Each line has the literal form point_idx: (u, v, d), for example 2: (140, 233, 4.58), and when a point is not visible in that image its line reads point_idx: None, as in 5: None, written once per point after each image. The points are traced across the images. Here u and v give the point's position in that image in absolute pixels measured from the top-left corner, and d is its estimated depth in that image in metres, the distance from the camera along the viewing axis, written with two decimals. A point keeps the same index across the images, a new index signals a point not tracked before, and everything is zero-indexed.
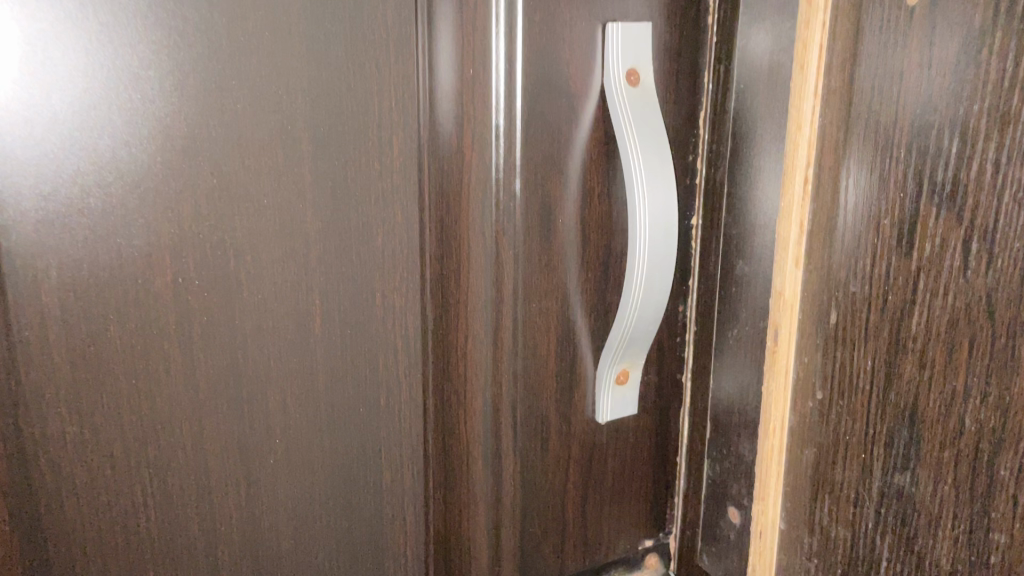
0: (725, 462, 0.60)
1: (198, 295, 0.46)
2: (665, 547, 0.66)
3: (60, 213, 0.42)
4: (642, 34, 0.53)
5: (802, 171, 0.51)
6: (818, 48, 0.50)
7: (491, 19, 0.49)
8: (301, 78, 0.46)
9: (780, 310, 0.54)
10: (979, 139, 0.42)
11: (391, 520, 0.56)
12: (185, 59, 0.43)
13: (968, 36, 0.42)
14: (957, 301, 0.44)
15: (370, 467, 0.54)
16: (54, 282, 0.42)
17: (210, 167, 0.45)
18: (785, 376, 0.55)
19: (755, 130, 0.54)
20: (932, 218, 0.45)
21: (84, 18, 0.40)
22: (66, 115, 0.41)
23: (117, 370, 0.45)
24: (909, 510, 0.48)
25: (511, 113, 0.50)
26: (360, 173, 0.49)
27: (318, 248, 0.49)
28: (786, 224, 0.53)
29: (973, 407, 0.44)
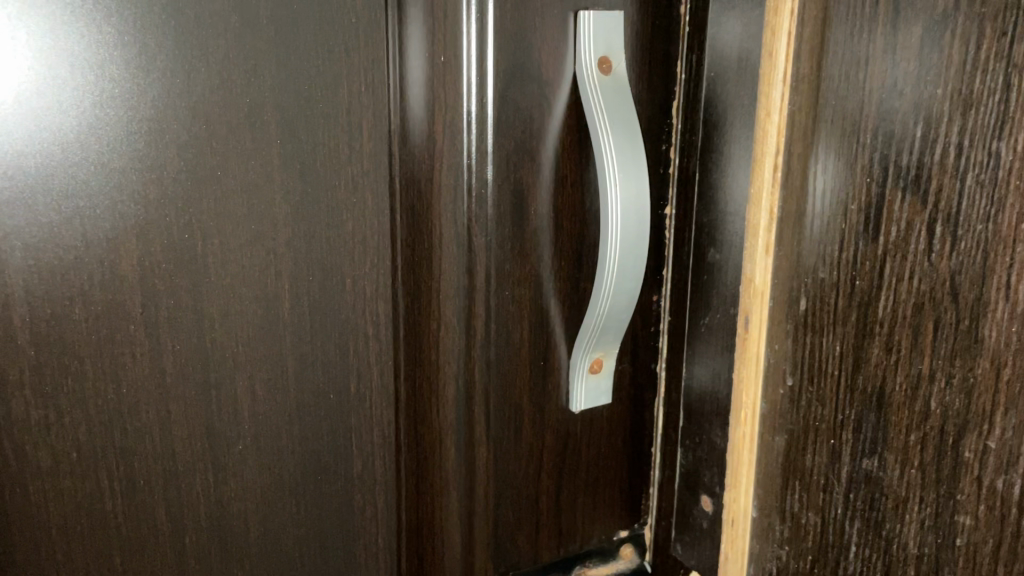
0: (697, 450, 0.60)
1: (166, 278, 0.46)
2: (641, 537, 0.66)
3: (25, 193, 0.42)
4: (613, 23, 0.53)
5: (772, 158, 0.51)
6: (787, 35, 0.49)
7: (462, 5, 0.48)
8: (269, 61, 0.46)
9: (751, 297, 0.54)
10: (942, 122, 0.42)
11: (362, 507, 0.56)
12: (152, 39, 0.43)
13: (931, 21, 0.43)
14: (922, 284, 0.44)
15: (340, 453, 0.54)
16: (18, 263, 0.42)
17: (177, 148, 0.44)
18: (756, 362, 0.55)
19: (726, 117, 0.54)
20: (897, 202, 0.45)
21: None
22: (32, 95, 0.41)
23: (82, 354, 0.44)
24: (877, 495, 0.48)
25: (482, 100, 0.49)
26: (330, 158, 0.49)
27: (287, 232, 0.49)
28: (756, 211, 0.53)
29: (939, 389, 0.44)
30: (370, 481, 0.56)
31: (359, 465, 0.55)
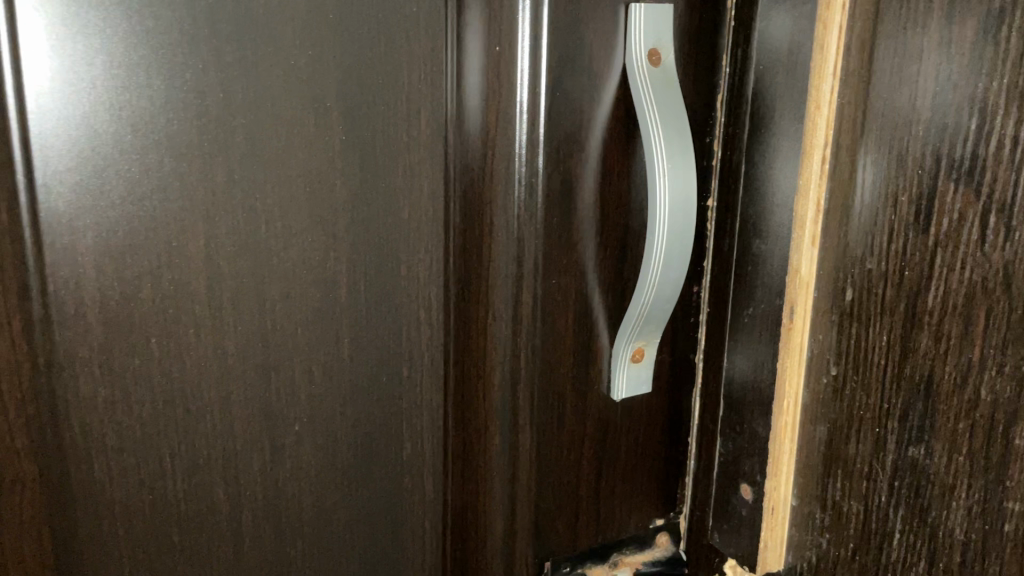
0: (736, 440, 0.61)
1: (230, 260, 0.47)
2: (676, 526, 0.67)
3: (98, 174, 0.42)
4: (663, 16, 0.54)
5: (821, 151, 0.52)
6: (839, 30, 0.50)
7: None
8: (333, 48, 0.47)
9: (797, 287, 0.54)
10: (997, 115, 0.43)
11: (407, 491, 0.57)
12: (222, 25, 0.44)
13: (987, 15, 0.43)
14: (974, 275, 0.45)
15: (389, 438, 0.55)
16: (91, 244, 0.43)
17: (244, 133, 0.45)
18: (800, 353, 0.55)
19: (773, 110, 0.55)
20: (950, 193, 0.46)
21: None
22: (105, 77, 0.42)
23: (150, 333, 0.45)
24: (923, 482, 0.49)
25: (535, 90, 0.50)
26: (387, 145, 0.50)
27: (346, 218, 0.50)
28: (804, 202, 0.53)
29: (989, 377, 0.45)
30: (415, 464, 0.57)
31: (407, 448, 0.56)
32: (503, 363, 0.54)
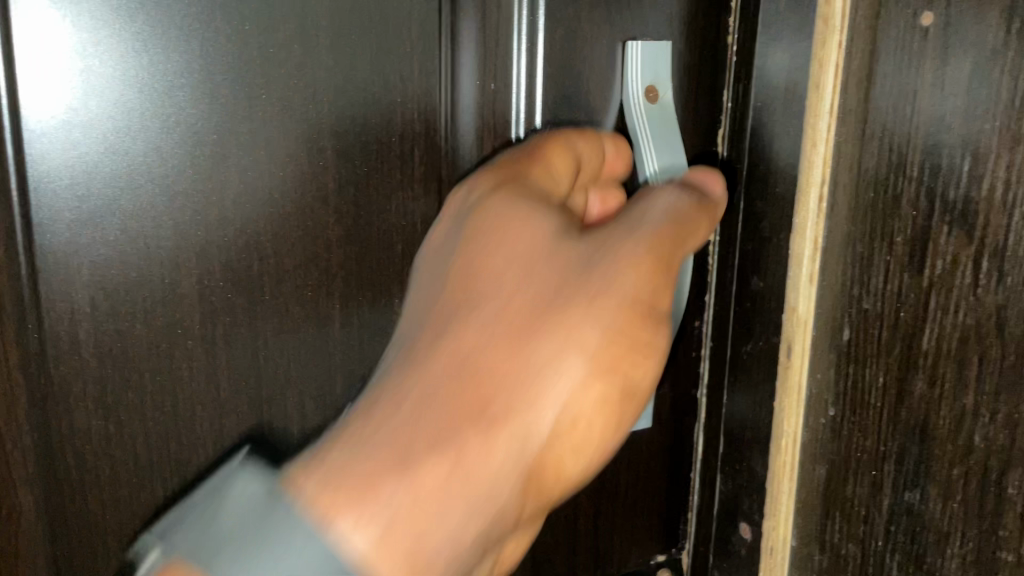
0: (737, 478, 0.60)
1: (224, 296, 0.47)
2: (678, 563, 0.66)
3: (93, 212, 0.44)
4: (660, 52, 0.54)
5: (818, 189, 0.52)
6: (835, 68, 0.50)
7: (514, 35, 0.50)
8: (327, 88, 0.47)
9: (794, 326, 0.54)
10: (989, 157, 0.43)
11: (452, 467, 0.44)
12: (217, 68, 0.45)
13: (981, 56, 0.43)
14: (967, 318, 0.44)
15: (420, 306, 0.49)
16: (86, 280, 0.44)
17: (237, 172, 0.46)
18: (798, 393, 0.55)
19: (772, 148, 0.54)
20: (944, 235, 0.45)
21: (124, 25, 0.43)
22: (101, 119, 0.43)
23: (143, 368, 0.46)
24: (919, 528, 0.48)
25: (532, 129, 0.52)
26: (381, 182, 0.50)
27: (340, 255, 0.50)
28: (801, 241, 0.53)
29: (983, 425, 0.44)
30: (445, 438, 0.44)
31: (456, 328, 0.47)
32: (676, 193, 0.50)
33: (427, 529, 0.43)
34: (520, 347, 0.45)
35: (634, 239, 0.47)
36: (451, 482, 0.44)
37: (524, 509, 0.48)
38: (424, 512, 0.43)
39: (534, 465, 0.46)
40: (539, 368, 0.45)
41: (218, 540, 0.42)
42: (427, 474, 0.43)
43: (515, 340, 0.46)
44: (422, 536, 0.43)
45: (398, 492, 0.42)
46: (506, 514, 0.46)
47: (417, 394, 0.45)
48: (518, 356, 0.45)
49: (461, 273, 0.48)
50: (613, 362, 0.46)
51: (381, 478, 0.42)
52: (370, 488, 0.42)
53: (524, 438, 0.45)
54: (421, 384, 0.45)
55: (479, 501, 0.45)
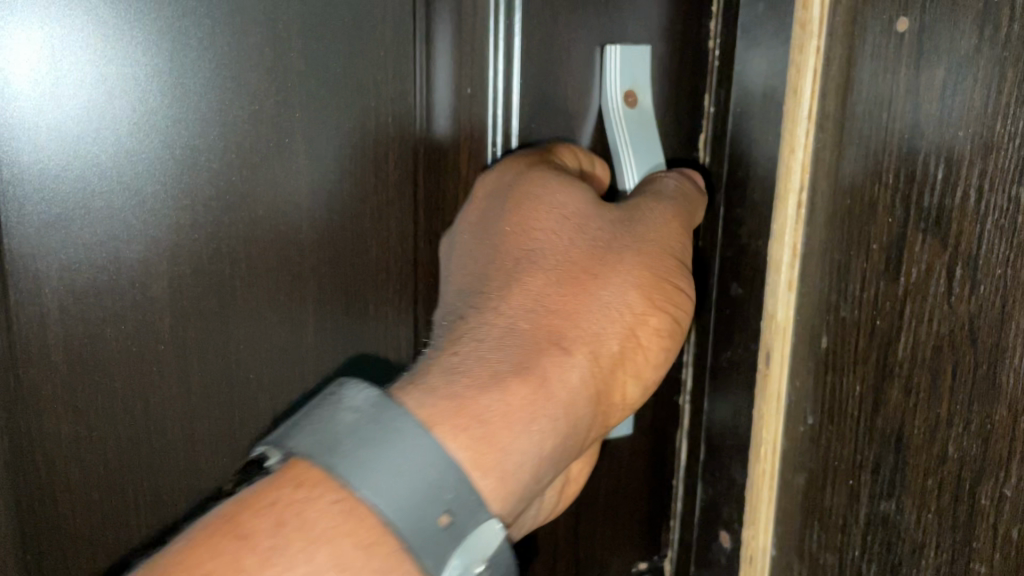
0: (717, 485, 0.60)
1: (195, 300, 0.47)
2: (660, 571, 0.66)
3: (62, 215, 0.44)
4: (640, 56, 0.53)
5: (796, 195, 0.51)
6: (812, 73, 0.50)
7: (490, 40, 0.49)
8: (299, 92, 0.47)
9: (773, 332, 0.53)
10: (963, 165, 0.42)
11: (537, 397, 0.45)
12: (190, 72, 0.45)
13: (954, 63, 0.42)
14: (941, 327, 0.44)
15: (476, 269, 0.50)
16: (54, 283, 0.44)
17: (209, 176, 0.46)
18: (776, 400, 0.54)
19: (750, 154, 0.54)
20: (918, 243, 0.45)
21: (96, 26, 0.43)
22: (73, 121, 0.43)
23: (114, 371, 0.46)
24: (895, 538, 0.47)
25: (507, 132, 0.52)
26: (357, 184, 0.51)
27: (312, 258, 0.50)
28: (779, 247, 0.53)
29: (957, 434, 0.43)
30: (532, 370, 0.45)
31: (529, 268, 0.49)
32: (677, 176, 0.54)
33: (506, 447, 0.44)
34: (584, 292, 0.48)
35: (661, 205, 0.51)
36: (538, 402, 0.45)
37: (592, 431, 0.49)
38: (510, 424, 0.44)
39: (603, 388, 0.48)
40: (606, 304, 0.48)
41: (337, 440, 0.41)
42: (516, 390, 0.44)
43: (585, 280, 0.48)
44: (507, 450, 0.43)
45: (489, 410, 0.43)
46: (578, 433, 0.48)
47: (501, 329, 0.47)
48: (586, 300, 0.48)
49: (518, 219, 0.50)
50: (661, 297, 0.49)
51: (476, 396, 0.44)
52: (467, 416, 0.43)
53: (597, 353, 0.47)
54: (501, 314, 0.47)
55: (558, 428, 0.46)
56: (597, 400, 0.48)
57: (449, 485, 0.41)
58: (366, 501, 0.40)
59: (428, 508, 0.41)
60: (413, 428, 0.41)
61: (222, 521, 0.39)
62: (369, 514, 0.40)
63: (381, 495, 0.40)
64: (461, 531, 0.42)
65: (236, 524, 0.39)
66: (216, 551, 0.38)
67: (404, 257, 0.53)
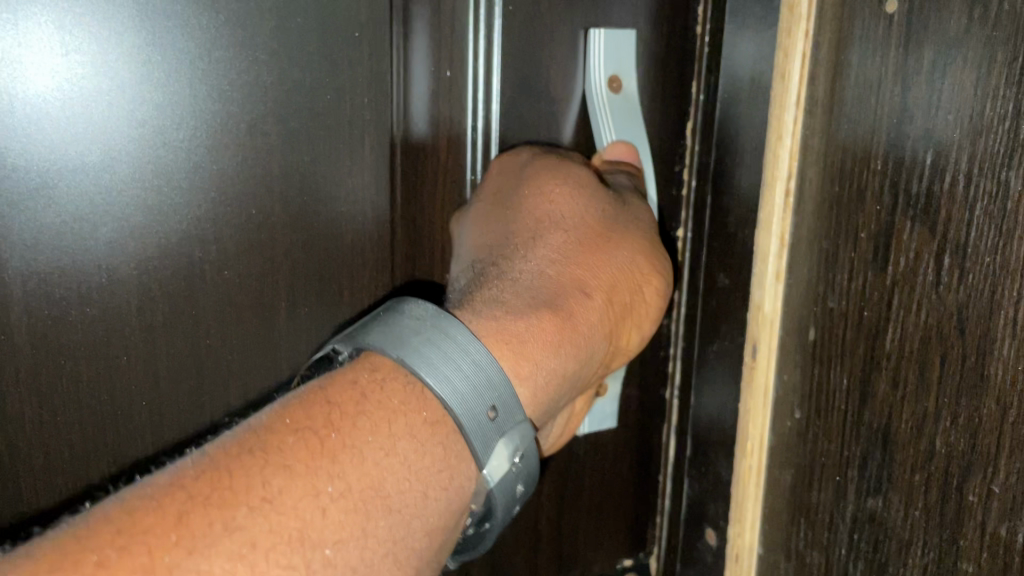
0: (703, 481, 0.58)
1: (162, 283, 0.46)
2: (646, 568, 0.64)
3: (25, 194, 0.42)
4: (625, 41, 0.52)
5: (784, 183, 0.50)
6: (801, 57, 0.48)
7: (469, 26, 0.49)
8: (271, 70, 0.46)
9: (759, 324, 0.52)
10: (952, 149, 0.41)
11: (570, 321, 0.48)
12: (161, 52, 0.44)
13: (943, 44, 0.41)
14: (929, 317, 0.42)
15: (504, 217, 0.51)
16: (17, 265, 0.43)
17: (179, 158, 0.45)
18: (763, 394, 0.53)
19: (737, 141, 0.53)
20: (906, 231, 0.43)
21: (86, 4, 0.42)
22: (38, 99, 0.42)
23: (80, 355, 0.45)
24: (881, 535, 0.46)
25: (487, 120, 0.52)
26: (329, 168, 0.49)
27: (285, 243, 0.49)
28: (767, 236, 0.51)
29: (944, 428, 0.42)
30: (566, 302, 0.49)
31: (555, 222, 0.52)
32: (627, 174, 0.54)
33: (540, 362, 0.46)
34: (599, 251, 0.52)
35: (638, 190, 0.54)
36: (568, 333, 0.48)
37: (602, 365, 0.53)
38: (543, 344, 0.46)
39: (612, 332, 0.52)
40: (618, 264, 0.52)
41: (408, 337, 0.42)
42: (550, 318, 0.47)
43: (597, 242, 0.52)
44: (539, 363, 0.46)
45: (529, 329, 0.46)
46: (590, 364, 0.51)
47: (531, 273, 0.50)
48: (601, 260, 0.52)
49: (537, 188, 0.50)
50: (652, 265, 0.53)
51: (514, 321, 0.46)
52: (508, 334, 0.45)
53: (610, 295, 0.51)
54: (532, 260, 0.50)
55: (583, 350, 0.49)
56: (609, 336, 0.52)
57: (498, 389, 0.42)
58: (431, 390, 0.41)
59: (480, 404, 0.42)
60: (465, 335, 0.42)
61: (312, 393, 0.39)
62: (434, 402, 0.41)
63: (443, 383, 0.41)
64: (501, 439, 0.43)
65: (324, 399, 0.39)
66: (319, 428, 0.38)
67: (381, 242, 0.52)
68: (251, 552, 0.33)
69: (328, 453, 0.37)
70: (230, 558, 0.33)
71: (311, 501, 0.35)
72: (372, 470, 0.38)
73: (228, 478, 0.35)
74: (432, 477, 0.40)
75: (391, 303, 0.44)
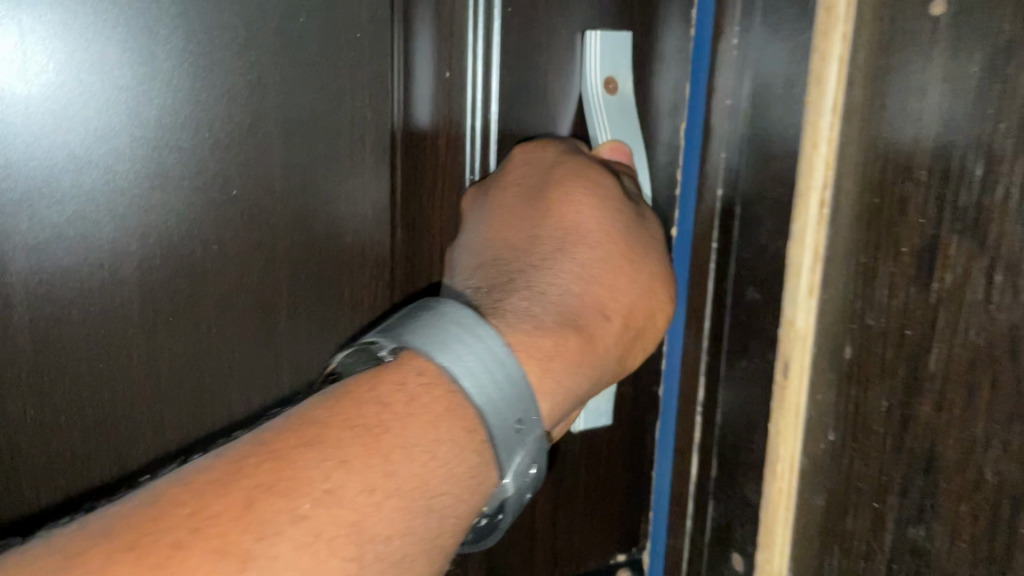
0: (730, 504, 0.56)
1: (162, 283, 0.47)
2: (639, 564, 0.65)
3: (29, 197, 0.43)
4: (620, 43, 0.52)
5: (819, 193, 0.48)
6: (839, 61, 0.46)
7: (468, 25, 0.49)
8: (273, 70, 0.46)
9: (792, 341, 0.50)
10: (1003, 159, 0.38)
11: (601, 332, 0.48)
12: (162, 55, 0.44)
13: (992, 47, 0.38)
14: (978, 338, 0.40)
15: (530, 227, 0.50)
16: (21, 264, 0.43)
17: (180, 160, 0.45)
18: (795, 414, 0.50)
19: (769, 149, 0.51)
20: (953, 246, 0.41)
21: (102, 8, 0.42)
22: (40, 103, 0.42)
23: (81, 354, 0.46)
24: (924, 568, 0.43)
25: (487, 118, 0.51)
26: (330, 167, 0.49)
27: (285, 244, 0.49)
28: (800, 249, 0.49)
29: (995, 457, 0.39)
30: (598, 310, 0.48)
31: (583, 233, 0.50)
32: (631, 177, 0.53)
33: (567, 377, 0.45)
34: (625, 268, 0.50)
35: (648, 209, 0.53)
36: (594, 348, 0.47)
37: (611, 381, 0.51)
38: (575, 359, 0.45)
39: (623, 353, 0.50)
40: (639, 286, 0.50)
41: (452, 339, 0.41)
42: (576, 337, 0.46)
43: (626, 260, 0.50)
44: (567, 379, 0.45)
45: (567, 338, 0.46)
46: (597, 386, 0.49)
47: (566, 277, 0.48)
48: (624, 278, 0.50)
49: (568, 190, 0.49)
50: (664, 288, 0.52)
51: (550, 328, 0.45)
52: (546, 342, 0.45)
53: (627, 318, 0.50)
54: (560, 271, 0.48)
55: (598, 367, 0.48)
56: (620, 359, 0.50)
57: (529, 403, 0.42)
58: (472, 396, 0.41)
59: (511, 412, 0.41)
60: (506, 344, 0.42)
61: (356, 393, 0.39)
62: (465, 406, 0.40)
63: (485, 391, 0.41)
64: (521, 452, 0.42)
65: (372, 396, 0.39)
66: (370, 425, 0.38)
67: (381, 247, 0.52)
68: (315, 541, 0.33)
69: (383, 451, 0.37)
70: (297, 547, 0.33)
71: (368, 496, 0.36)
72: (418, 475, 0.38)
73: (287, 467, 0.35)
74: (468, 482, 0.40)
75: (420, 302, 0.44)
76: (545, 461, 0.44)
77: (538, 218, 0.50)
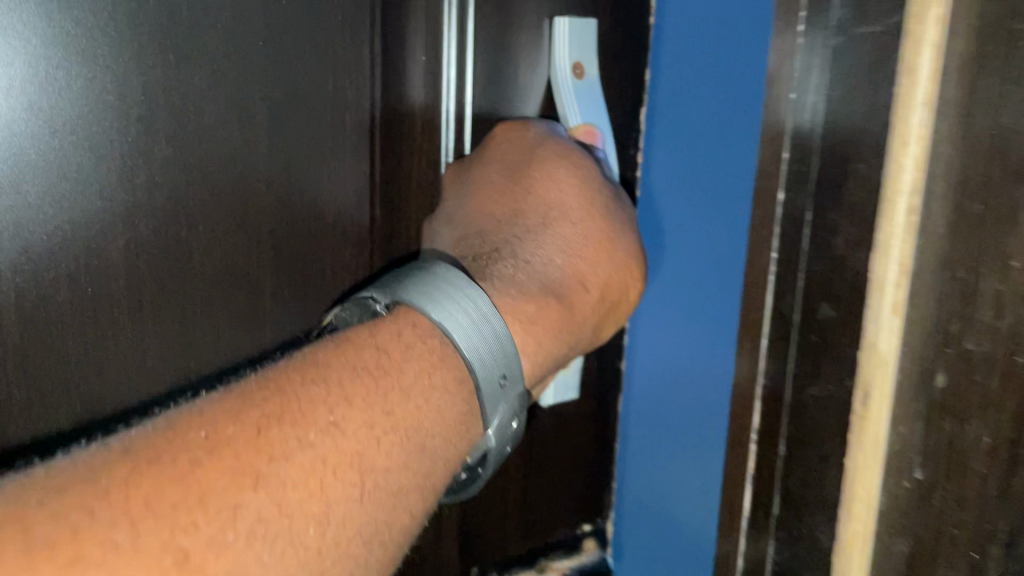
0: (796, 546, 0.50)
1: (150, 263, 0.47)
2: (602, 532, 0.71)
3: (12, 175, 0.42)
4: (587, 30, 0.55)
5: (908, 198, 0.41)
6: (935, 48, 0.39)
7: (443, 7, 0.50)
8: (257, 47, 0.47)
9: (873, 365, 0.43)
10: None
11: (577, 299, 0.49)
12: (144, 30, 0.43)
13: None
14: None
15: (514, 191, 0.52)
16: (8, 244, 0.43)
17: (168, 136, 0.46)
18: (874, 446, 0.44)
19: (852, 150, 0.45)
20: None
21: None
22: (23, 82, 0.41)
23: (68, 334, 0.46)
24: None
25: (460, 99, 0.53)
26: (311, 146, 0.51)
27: (268, 223, 0.51)
28: (885, 263, 0.43)
29: None
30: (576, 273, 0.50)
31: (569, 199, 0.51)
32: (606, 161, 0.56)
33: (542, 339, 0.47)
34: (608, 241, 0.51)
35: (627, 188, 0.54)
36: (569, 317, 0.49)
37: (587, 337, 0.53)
38: (551, 324, 0.47)
39: (608, 313, 0.53)
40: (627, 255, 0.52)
41: (433, 289, 0.43)
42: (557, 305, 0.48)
43: (609, 237, 0.51)
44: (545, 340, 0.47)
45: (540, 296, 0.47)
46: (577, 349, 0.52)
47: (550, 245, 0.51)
48: (608, 250, 0.51)
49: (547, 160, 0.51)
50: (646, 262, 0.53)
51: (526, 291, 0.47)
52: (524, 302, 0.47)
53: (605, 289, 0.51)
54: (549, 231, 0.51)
55: (575, 335, 0.50)
56: (597, 327, 0.52)
57: (513, 360, 0.43)
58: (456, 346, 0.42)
59: (496, 366, 0.43)
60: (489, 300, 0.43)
61: (338, 342, 0.40)
62: (454, 357, 0.42)
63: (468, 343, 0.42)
64: (503, 405, 0.44)
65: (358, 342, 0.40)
66: (370, 367, 0.39)
67: (359, 224, 0.54)
68: (321, 467, 0.34)
69: (382, 391, 0.38)
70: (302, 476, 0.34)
71: (368, 431, 0.37)
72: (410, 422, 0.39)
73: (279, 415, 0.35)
74: (457, 427, 0.42)
75: (416, 264, 0.45)
76: (525, 415, 0.46)
77: (516, 194, 0.52)
